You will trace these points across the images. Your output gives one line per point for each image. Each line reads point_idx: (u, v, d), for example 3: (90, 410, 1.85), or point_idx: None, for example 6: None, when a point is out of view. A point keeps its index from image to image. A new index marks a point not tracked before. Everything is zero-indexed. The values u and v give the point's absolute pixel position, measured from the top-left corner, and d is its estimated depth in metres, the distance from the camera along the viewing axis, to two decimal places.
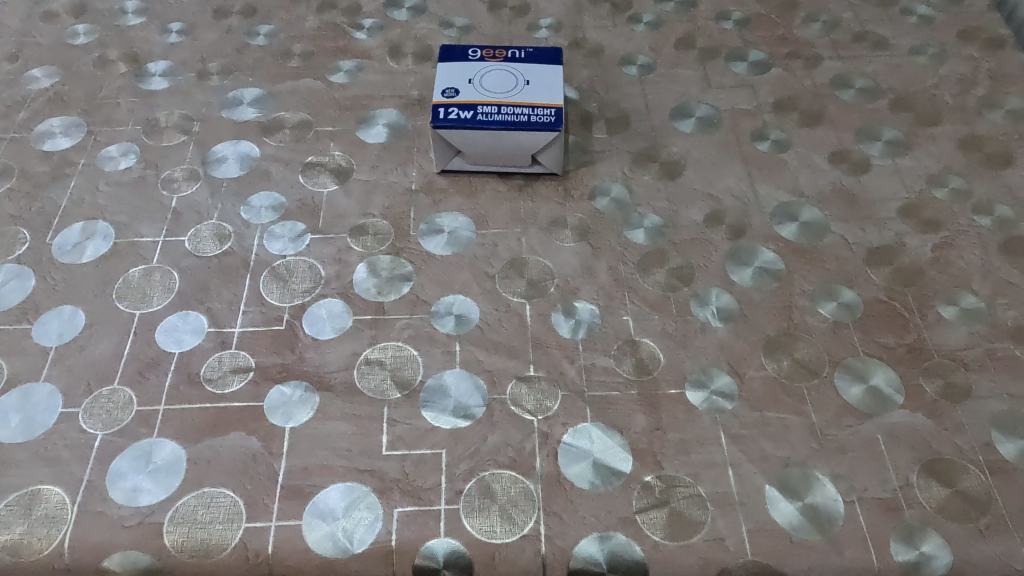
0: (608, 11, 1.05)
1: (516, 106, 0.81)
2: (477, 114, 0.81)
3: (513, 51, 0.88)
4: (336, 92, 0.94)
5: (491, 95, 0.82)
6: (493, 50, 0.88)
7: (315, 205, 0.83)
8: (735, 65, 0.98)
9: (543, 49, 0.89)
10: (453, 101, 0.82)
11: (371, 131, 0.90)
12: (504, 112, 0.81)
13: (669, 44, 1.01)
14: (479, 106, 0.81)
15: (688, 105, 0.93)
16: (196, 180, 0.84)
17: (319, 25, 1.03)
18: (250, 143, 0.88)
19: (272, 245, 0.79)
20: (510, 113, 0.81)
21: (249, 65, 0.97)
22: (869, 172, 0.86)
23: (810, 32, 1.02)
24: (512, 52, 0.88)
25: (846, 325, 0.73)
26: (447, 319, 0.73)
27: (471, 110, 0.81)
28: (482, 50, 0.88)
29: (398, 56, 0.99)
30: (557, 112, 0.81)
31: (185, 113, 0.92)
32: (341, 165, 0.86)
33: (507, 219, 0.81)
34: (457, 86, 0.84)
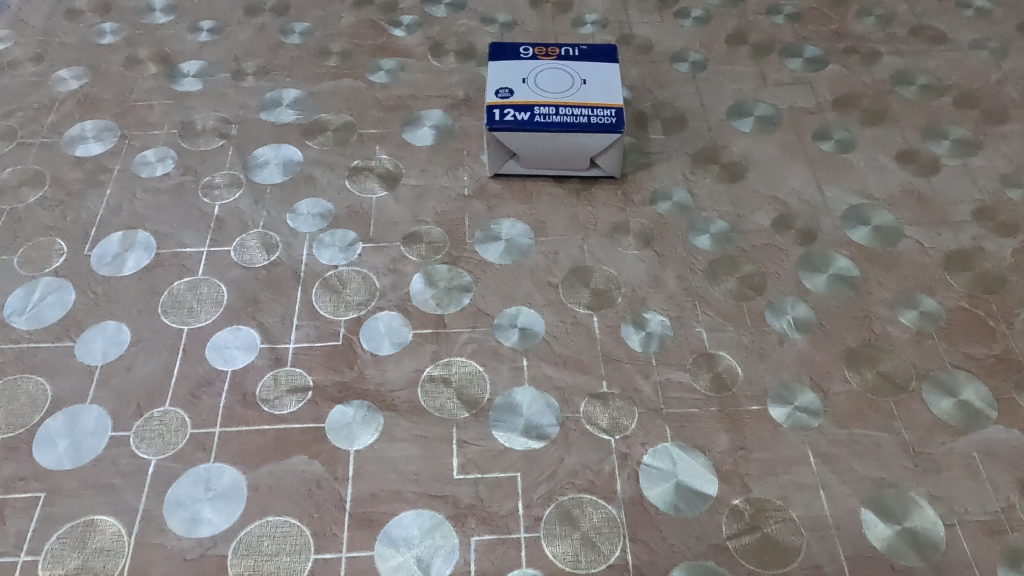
0: (654, 5, 1.01)
1: (574, 108, 0.78)
2: (534, 115, 0.77)
3: (566, 49, 0.84)
4: (378, 92, 0.91)
5: (548, 96, 0.79)
6: (545, 48, 0.84)
7: (364, 212, 0.79)
8: (790, 61, 0.94)
9: (597, 46, 0.85)
10: (508, 102, 0.78)
11: (417, 133, 0.86)
12: (563, 114, 0.77)
13: (720, 39, 0.97)
14: (536, 108, 0.78)
15: (746, 103, 0.89)
16: (238, 187, 0.81)
17: (355, 23, 0.99)
18: (292, 147, 0.85)
19: (322, 254, 0.75)
20: (569, 115, 0.77)
21: (285, 65, 0.93)
22: (939, 172, 0.83)
23: (866, 26, 0.99)
24: (565, 50, 0.84)
25: (930, 335, 0.70)
26: (512, 332, 0.70)
27: (528, 111, 0.77)
28: (533, 48, 0.84)
29: (440, 54, 0.95)
30: (617, 113, 0.78)
31: (222, 116, 0.88)
32: (389, 169, 0.83)
33: (566, 226, 0.78)
34: (511, 87, 0.80)
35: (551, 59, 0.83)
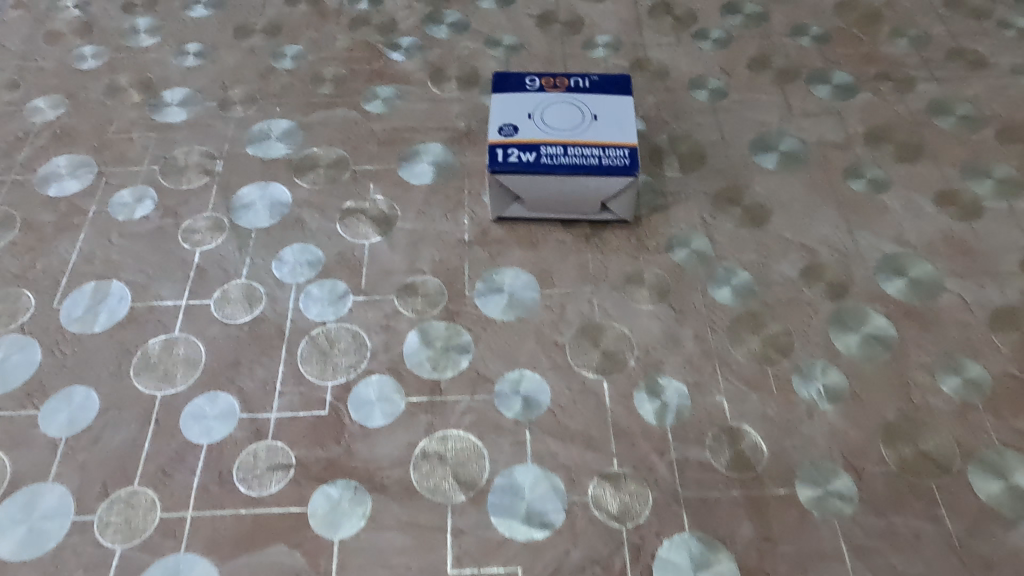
0: (671, 26, 0.94)
1: (584, 147, 0.71)
2: (541, 156, 0.71)
3: (576, 80, 0.77)
4: (374, 124, 0.84)
5: (555, 134, 0.73)
6: (553, 78, 0.77)
7: (355, 260, 0.73)
8: (819, 88, 0.87)
9: (610, 75, 0.78)
10: (512, 140, 0.72)
11: (415, 171, 0.80)
12: (572, 154, 0.71)
13: (741, 64, 0.90)
14: (542, 147, 0.72)
15: (770, 136, 0.82)
16: (221, 231, 0.75)
17: (350, 46, 0.92)
18: (280, 186, 0.79)
19: (310, 309, 0.69)
20: (578, 155, 0.71)
21: (275, 93, 0.87)
22: (982, 216, 0.75)
23: (900, 48, 0.91)
24: (574, 81, 0.77)
25: (976, 407, 0.63)
26: (514, 401, 0.64)
27: (533, 151, 0.71)
28: (540, 79, 0.78)
29: (441, 80, 0.89)
30: (631, 153, 0.71)
31: (206, 150, 0.82)
32: (384, 211, 0.77)
33: (575, 277, 0.72)
34: (517, 122, 0.74)
35: (559, 91, 0.76)
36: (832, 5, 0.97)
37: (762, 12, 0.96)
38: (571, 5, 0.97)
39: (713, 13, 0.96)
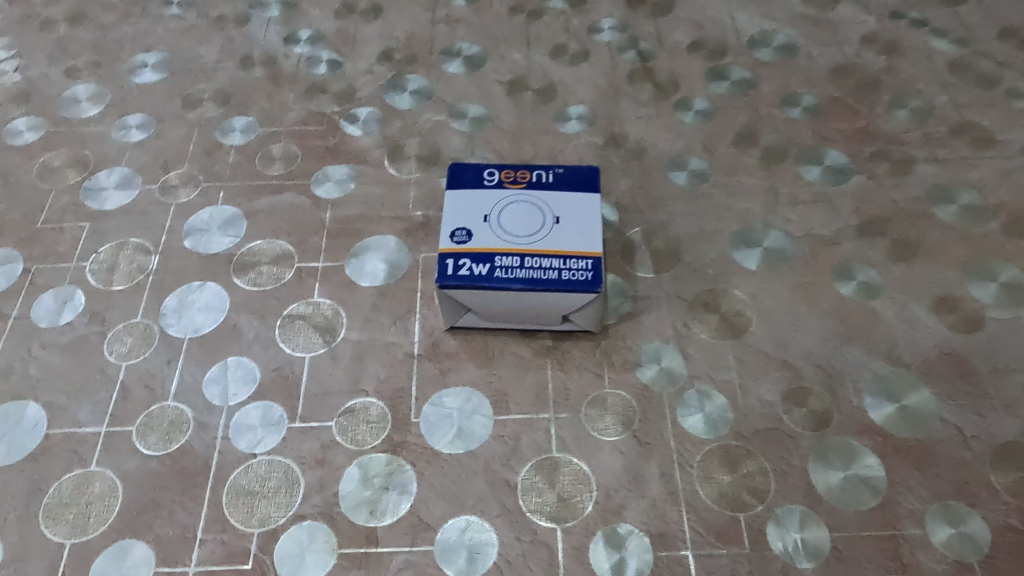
0: (651, 94, 0.87)
1: (543, 257, 0.65)
2: (494, 268, 0.64)
3: (538, 172, 0.71)
4: (323, 211, 0.78)
5: (512, 241, 0.66)
6: (513, 171, 0.71)
7: (293, 377, 0.67)
8: (808, 170, 0.80)
9: (576, 168, 0.72)
10: (464, 248, 0.65)
11: (364, 268, 0.73)
12: (529, 266, 0.64)
13: (725, 140, 0.83)
14: (497, 257, 0.65)
15: (753, 229, 0.75)
16: (150, 342, 0.69)
17: (304, 118, 0.86)
18: (217, 286, 0.73)
19: (240, 437, 0.64)
20: (536, 267, 0.64)
21: (220, 174, 0.81)
22: (984, 328, 0.68)
23: (898, 122, 0.84)
24: (536, 174, 0.71)
25: (971, 567, 0.57)
26: (458, 555, 0.58)
27: (487, 262, 0.65)
28: (500, 172, 0.71)
29: (399, 159, 0.82)
30: (594, 264, 0.65)
31: (140, 243, 0.76)
32: (327, 317, 0.70)
33: (532, 400, 0.65)
34: (471, 226, 0.67)
35: (520, 188, 0.70)
36: (826, 70, 0.89)
37: (750, 78, 0.88)
38: (544, 70, 0.90)
39: (697, 78, 0.89)
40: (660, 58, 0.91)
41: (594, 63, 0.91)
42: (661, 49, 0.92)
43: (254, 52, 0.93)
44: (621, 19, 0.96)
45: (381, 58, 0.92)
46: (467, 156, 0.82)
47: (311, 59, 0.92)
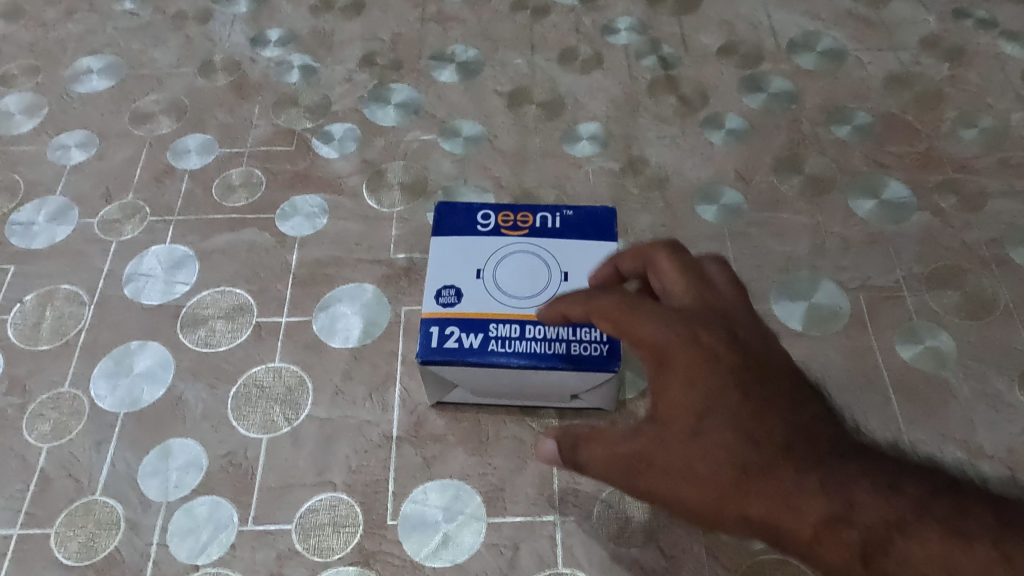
0: (675, 110, 0.75)
1: (547, 324, 0.53)
2: (489, 339, 0.52)
3: (543, 215, 0.59)
4: (289, 251, 0.66)
5: (511, 303, 0.54)
6: (513, 213, 0.59)
7: (247, 465, 0.56)
8: (861, 205, 0.68)
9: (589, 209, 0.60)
10: (452, 313, 0.53)
11: (336, 325, 0.62)
12: (531, 337, 0.52)
13: (763, 167, 0.71)
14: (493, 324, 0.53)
15: (797, 280, 0.64)
16: (77, 418, 0.58)
17: (271, 135, 0.74)
18: (160, 346, 0.61)
19: (180, 544, 0.53)
20: (540, 339, 0.52)
21: (170, 204, 0.69)
22: None
23: (967, 145, 0.71)
24: (541, 218, 0.59)
25: None
26: None
27: (480, 332, 0.52)
28: (497, 214, 0.59)
29: (380, 187, 0.70)
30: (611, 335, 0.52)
31: (72, 291, 0.64)
32: (290, 387, 0.59)
33: (534, 497, 0.54)
34: (461, 283, 0.55)
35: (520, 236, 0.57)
36: (880, 81, 0.77)
37: (792, 90, 0.76)
38: (551, 79, 0.78)
39: (729, 90, 0.76)
40: (685, 65, 0.78)
41: (609, 71, 0.78)
42: (687, 55, 0.79)
43: (215, 55, 0.81)
44: (640, 17, 0.83)
45: (363, 64, 0.80)
46: (460, 184, 0.70)
47: (282, 64, 0.80)
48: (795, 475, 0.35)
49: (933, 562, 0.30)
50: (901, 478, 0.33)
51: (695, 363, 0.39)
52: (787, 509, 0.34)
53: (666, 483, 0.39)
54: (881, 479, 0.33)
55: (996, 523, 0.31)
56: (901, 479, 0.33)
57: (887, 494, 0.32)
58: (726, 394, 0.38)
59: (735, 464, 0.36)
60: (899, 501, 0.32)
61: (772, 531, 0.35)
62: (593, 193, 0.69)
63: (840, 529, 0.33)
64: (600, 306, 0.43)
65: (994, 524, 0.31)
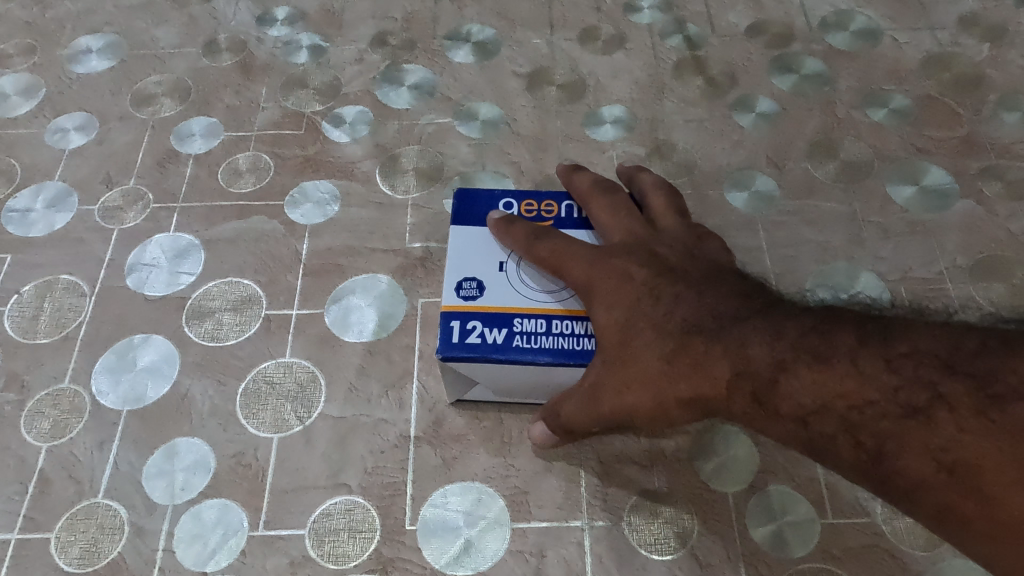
0: (702, 92, 0.71)
1: (577, 320, 0.48)
2: (514, 335, 0.47)
3: (570, 205, 0.54)
4: (299, 240, 0.63)
5: (537, 297, 0.49)
6: (538, 201, 0.54)
7: (257, 466, 0.53)
8: (900, 191, 0.65)
9: None
10: (474, 306, 0.49)
11: (349, 318, 0.59)
12: (559, 332, 0.48)
13: (796, 152, 0.67)
14: (518, 319, 0.48)
15: (835, 271, 0.60)
16: (78, 416, 0.55)
17: (279, 118, 0.71)
18: (165, 340, 0.58)
19: (187, 550, 0.50)
20: (569, 335, 0.47)
21: (174, 190, 0.66)
22: None
23: (1010, 129, 0.68)
24: (568, 207, 0.54)
25: None
26: None
27: (504, 326, 0.48)
28: (521, 201, 0.54)
29: (393, 172, 0.67)
30: None
31: (72, 282, 0.61)
32: (301, 383, 0.56)
33: (560, 501, 0.51)
34: (483, 275, 0.50)
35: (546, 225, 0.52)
36: (917, 62, 0.73)
37: (825, 71, 0.72)
38: (572, 60, 0.75)
39: (759, 71, 0.73)
40: (712, 45, 0.75)
41: (632, 52, 0.75)
42: (714, 35, 0.76)
43: (220, 35, 0.77)
44: None
45: (374, 43, 0.76)
46: (478, 170, 0.67)
47: (289, 44, 0.76)
48: (702, 347, 0.41)
49: (814, 392, 0.36)
50: (783, 320, 0.39)
51: (615, 283, 0.46)
52: (702, 378, 0.40)
53: (621, 399, 0.43)
54: (765, 328, 0.39)
55: (855, 341, 0.36)
56: (779, 322, 0.39)
57: (765, 338, 0.39)
58: (640, 299, 0.44)
59: (657, 355, 0.42)
60: (780, 343, 0.38)
61: (704, 402, 0.41)
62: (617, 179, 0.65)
63: (747, 383, 0.39)
64: (542, 251, 0.49)
65: (855, 342, 0.36)
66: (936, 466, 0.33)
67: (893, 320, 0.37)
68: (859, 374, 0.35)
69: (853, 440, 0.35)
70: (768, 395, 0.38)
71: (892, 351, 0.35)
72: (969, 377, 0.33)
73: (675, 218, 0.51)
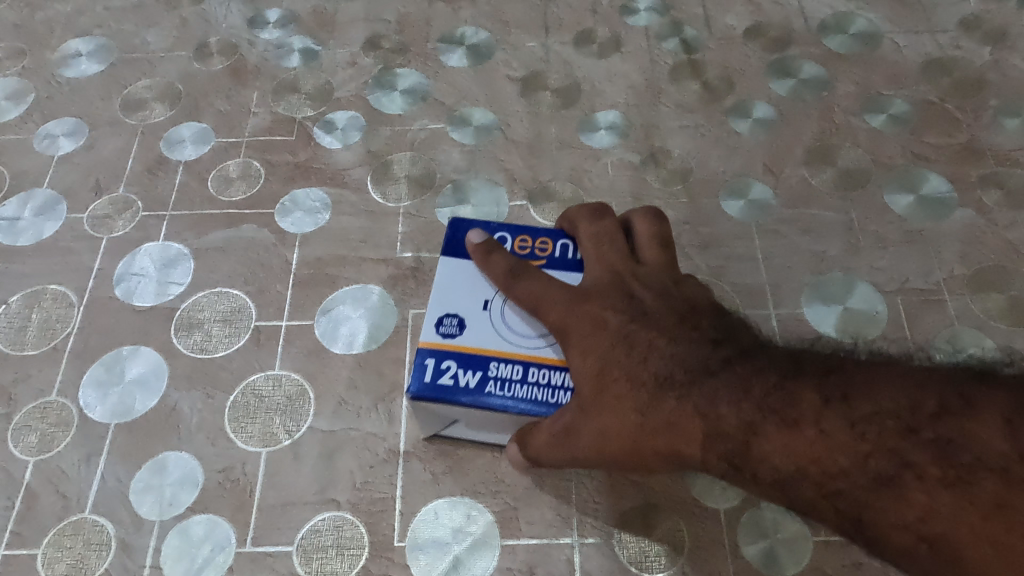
0: (699, 97, 0.70)
1: (557, 370, 0.44)
2: (488, 379, 0.44)
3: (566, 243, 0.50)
4: (289, 249, 0.62)
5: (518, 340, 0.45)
6: (533, 236, 0.50)
7: (245, 481, 0.52)
8: (898, 200, 0.64)
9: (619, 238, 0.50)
10: (451, 344, 0.45)
11: (338, 330, 0.58)
12: (536, 381, 0.44)
13: (794, 159, 0.66)
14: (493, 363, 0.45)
15: (831, 282, 0.60)
16: (65, 429, 0.54)
17: (269, 123, 0.70)
18: (153, 352, 0.58)
19: (174, 566, 0.49)
20: (546, 386, 0.44)
21: (163, 198, 0.65)
22: None
23: (1011, 135, 0.67)
24: (563, 245, 0.50)
25: None
26: None
27: (479, 370, 0.44)
28: (514, 234, 0.50)
29: (385, 179, 0.66)
30: None
31: (61, 292, 0.61)
32: (290, 396, 0.55)
33: (550, 517, 0.51)
34: (466, 312, 0.46)
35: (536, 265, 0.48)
36: (917, 66, 0.72)
37: (824, 76, 0.71)
38: (566, 64, 0.74)
39: (756, 76, 0.72)
40: (709, 49, 0.74)
41: (629, 55, 0.74)
42: (711, 38, 0.75)
43: (211, 38, 0.76)
44: None
45: (367, 46, 0.75)
46: (470, 177, 0.66)
47: (281, 47, 0.75)
48: (674, 400, 0.40)
49: (788, 455, 0.36)
50: (752, 375, 0.38)
51: (590, 329, 0.43)
52: (679, 431, 0.39)
53: (596, 449, 0.42)
54: (736, 383, 0.38)
55: (821, 401, 0.36)
56: (749, 378, 0.38)
57: (739, 395, 0.38)
58: (614, 342, 0.42)
59: (632, 406, 0.41)
60: (747, 402, 0.37)
61: (679, 453, 0.40)
62: (612, 187, 0.65)
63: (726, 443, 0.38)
64: (522, 290, 0.46)
65: (819, 400, 0.36)
66: (913, 537, 0.33)
67: (851, 368, 0.37)
68: (823, 438, 0.35)
69: (827, 500, 0.35)
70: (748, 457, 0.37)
71: (856, 414, 0.35)
72: (935, 443, 0.33)
73: (659, 249, 0.49)
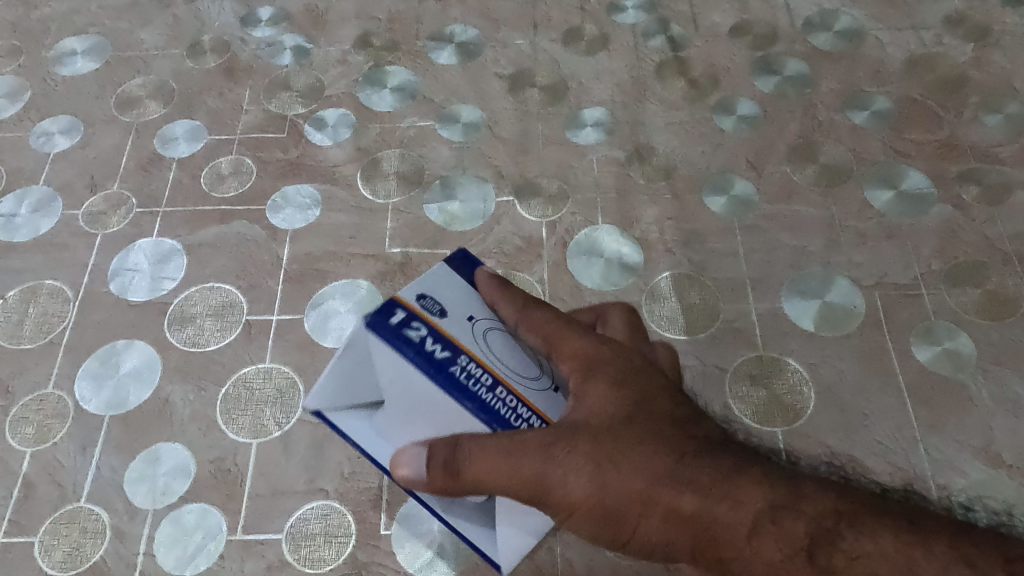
0: (684, 94, 0.72)
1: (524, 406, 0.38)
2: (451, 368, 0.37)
3: None
4: (280, 244, 0.64)
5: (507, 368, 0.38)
6: None
7: (236, 471, 0.54)
8: (878, 196, 0.65)
9: None
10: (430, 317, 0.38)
11: (328, 324, 0.59)
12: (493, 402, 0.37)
13: (776, 155, 0.67)
14: (465, 360, 0.37)
15: (810, 277, 0.61)
16: (61, 421, 0.56)
17: (261, 120, 0.71)
18: (147, 345, 0.59)
19: (167, 553, 0.51)
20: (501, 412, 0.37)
21: (157, 194, 0.67)
22: None
23: (991, 132, 0.68)
24: None
25: None
26: None
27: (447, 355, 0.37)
28: None
29: (374, 176, 0.67)
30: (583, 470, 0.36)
31: (57, 287, 0.62)
32: (280, 388, 0.57)
33: None
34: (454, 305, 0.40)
35: None
36: (900, 62, 0.73)
37: (808, 73, 0.72)
38: (554, 61, 0.75)
39: (741, 73, 0.73)
40: (695, 46, 0.75)
41: (615, 52, 0.75)
42: (697, 35, 0.76)
43: (205, 36, 0.77)
44: None
45: (358, 44, 0.76)
46: (458, 174, 0.67)
47: (273, 45, 0.76)
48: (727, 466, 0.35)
49: (874, 555, 0.31)
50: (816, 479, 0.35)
51: (632, 376, 0.39)
52: (723, 508, 0.34)
53: (590, 480, 0.35)
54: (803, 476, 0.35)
55: (908, 521, 0.33)
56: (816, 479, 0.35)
57: (826, 492, 0.34)
58: (661, 400, 0.38)
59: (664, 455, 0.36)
60: (826, 492, 0.34)
61: (699, 530, 0.34)
62: (597, 184, 0.66)
63: (782, 538, 0.32)
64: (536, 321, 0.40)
65: (908, 518, 0.33)
66: None
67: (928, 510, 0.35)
68: (921, 552, 0.31)
69: None
70: (801, 548, 0.32)
71: (956, 541, 0.32)
72: None
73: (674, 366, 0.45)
